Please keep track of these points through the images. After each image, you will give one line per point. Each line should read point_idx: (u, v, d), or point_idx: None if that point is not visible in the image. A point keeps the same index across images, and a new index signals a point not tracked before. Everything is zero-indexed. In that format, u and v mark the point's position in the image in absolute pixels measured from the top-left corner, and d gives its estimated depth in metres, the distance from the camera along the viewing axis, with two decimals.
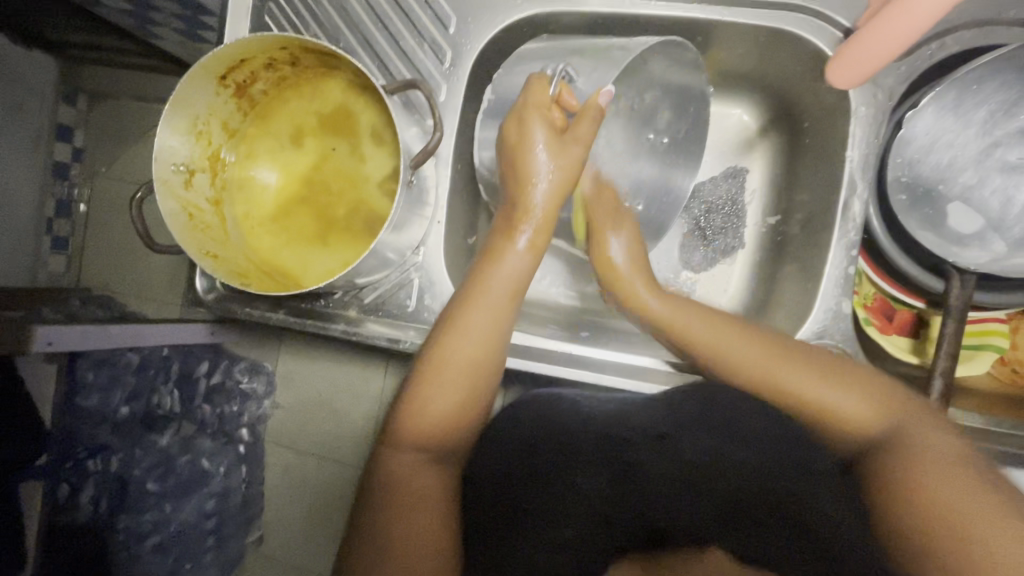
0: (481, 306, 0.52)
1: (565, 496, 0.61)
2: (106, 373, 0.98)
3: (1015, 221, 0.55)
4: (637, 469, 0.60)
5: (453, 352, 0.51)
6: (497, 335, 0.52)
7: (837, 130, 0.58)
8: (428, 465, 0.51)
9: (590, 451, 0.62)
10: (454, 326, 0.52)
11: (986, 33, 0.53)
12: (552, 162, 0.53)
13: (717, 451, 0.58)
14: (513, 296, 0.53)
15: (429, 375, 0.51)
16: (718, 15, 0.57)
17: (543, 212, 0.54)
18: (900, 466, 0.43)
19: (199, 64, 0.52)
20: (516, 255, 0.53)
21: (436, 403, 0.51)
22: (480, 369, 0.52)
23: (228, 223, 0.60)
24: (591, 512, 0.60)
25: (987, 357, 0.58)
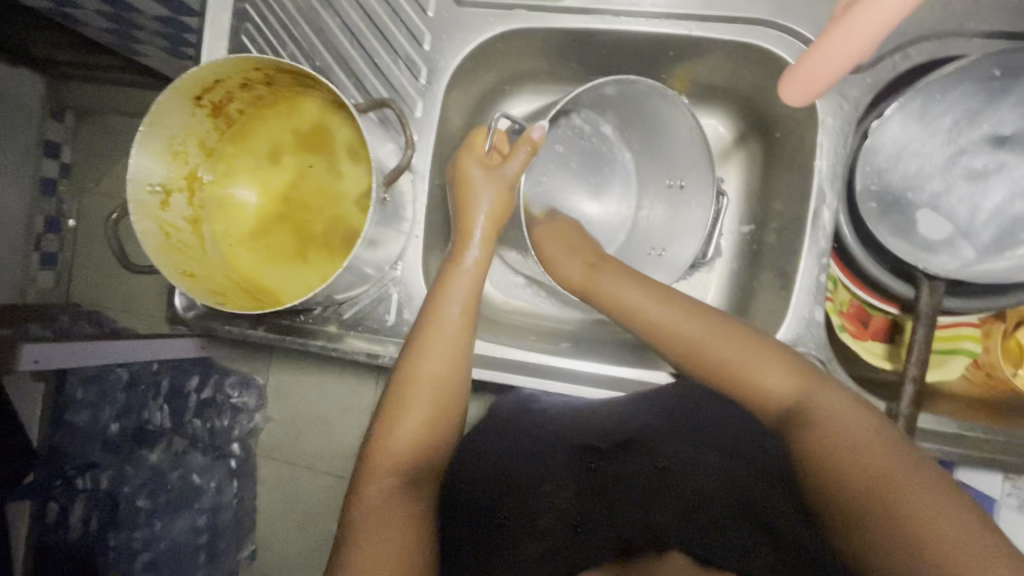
0: (438, 331, 0.52)
1: (526, 502, 0.58)
2: (97, 388, 1.03)
3: (982, 227, 0.56)
4: (606, 479, 0.58)
5: (415, 375, 0.51)
6: (458, 357, 0.52)
7: (807, 140, 0.59)
8: (403, 488, 0.51)
9: (557, 471, 0.60)
10: (412, 352, 0.52)
11: (946, 45, 0.54)
12: (490, 194, 0.54)
13: (668, 451, 0.56)
14: (468, 316, 0.53)
15: (392, 404, 0.51)
16: (687, 29, 0.58)
17: (487, 235, 0.55)
18: (836, 430, 0.43)
19: (173, 85, 0.52)
20: (465, 275, 0.53)
21: (401, 433, 0.50)
22: (445, 400, 0.52)
23: (206, 241, 0.60)
24: (564, 521, 0.55)
25: (960, 361, 0.59)
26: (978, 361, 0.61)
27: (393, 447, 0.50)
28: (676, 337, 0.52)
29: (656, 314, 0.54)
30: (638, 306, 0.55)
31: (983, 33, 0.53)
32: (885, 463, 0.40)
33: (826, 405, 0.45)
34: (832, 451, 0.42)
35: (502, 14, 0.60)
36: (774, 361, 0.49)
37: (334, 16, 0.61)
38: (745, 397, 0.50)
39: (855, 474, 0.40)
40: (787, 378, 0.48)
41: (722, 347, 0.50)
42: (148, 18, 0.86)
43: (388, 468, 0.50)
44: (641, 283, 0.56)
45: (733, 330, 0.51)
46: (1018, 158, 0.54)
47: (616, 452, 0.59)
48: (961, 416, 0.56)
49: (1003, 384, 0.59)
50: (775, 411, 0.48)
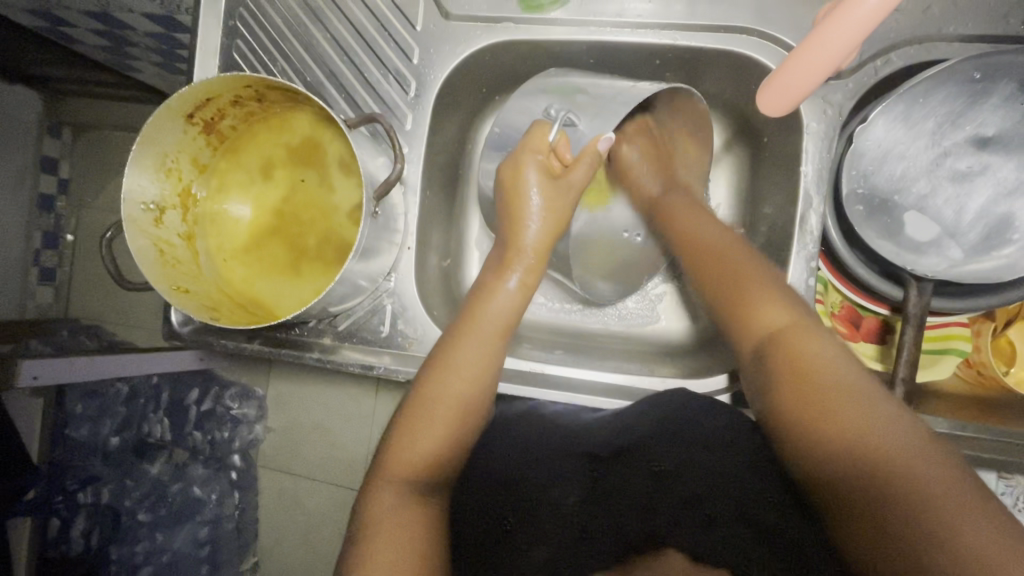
0: (476, 340, 0.54)
1: (537, 501, 0.57)
2: (98, 403, 1.01)
3: (969, 228, 0.56)
4: (609, 483, 0.58)
5: (440, 390, 0.52)
6: (485, 372, 0.54)
7: (793, 145, 0.60)
8: (400, 491, 0.50)
9: (565, 473, 0.59)
10: (441, 364, 0.53)
11: (926, 49, 0.55)
12: (545, 206, 0.57)
13: (670, 456, 0.55)
14: (502, 333, 0.55)
15: (414, 411, 0.52)
16: (672, 38, 0.59)
17: (535, 254, 0.57)
18: (824, 406, 0.40)
19: (164, 105, 0.53)
20: (506, 295, 0.56)
21: (419, 440, 0.51)
22: (470, 409, 0.53)
23: (200, 257, 0.61)
24: (565, 528, 0.56)
25: (951, 360, 0.59)
26: (969, 361, 0.61)
27: (410, 448, 0.51)
28: (692, 246, 0.57)
29: (706, 233, 0.57)
30: (692, 232, 0.57)
31: (962, 37, 0.54)
32: (876, 416, 0.38)
33: (803, 345, 0.44)
34: (819, 388, 0.41)
35: (489, 26, 0.61)
36: (768, 296, 0.48)
37: (323, 32, 0.62)
38: (733, 322, 0.50)
39: (846, 420, 0.38)
40: (786, 312, 0.47)
41: (729, 270, 0.52)
42: (142, 35, 0.87)
43: (399, 470, 0.51)
44: (715, 220, 0.58)
45: (736, 258, 0.52)
46: (1003, 159, 0.54)
47: (618, 459, 0.58)
48: (952, 417, 0.57)
49: (994, 383, 0.60)
50: (762, 335, 0.47)
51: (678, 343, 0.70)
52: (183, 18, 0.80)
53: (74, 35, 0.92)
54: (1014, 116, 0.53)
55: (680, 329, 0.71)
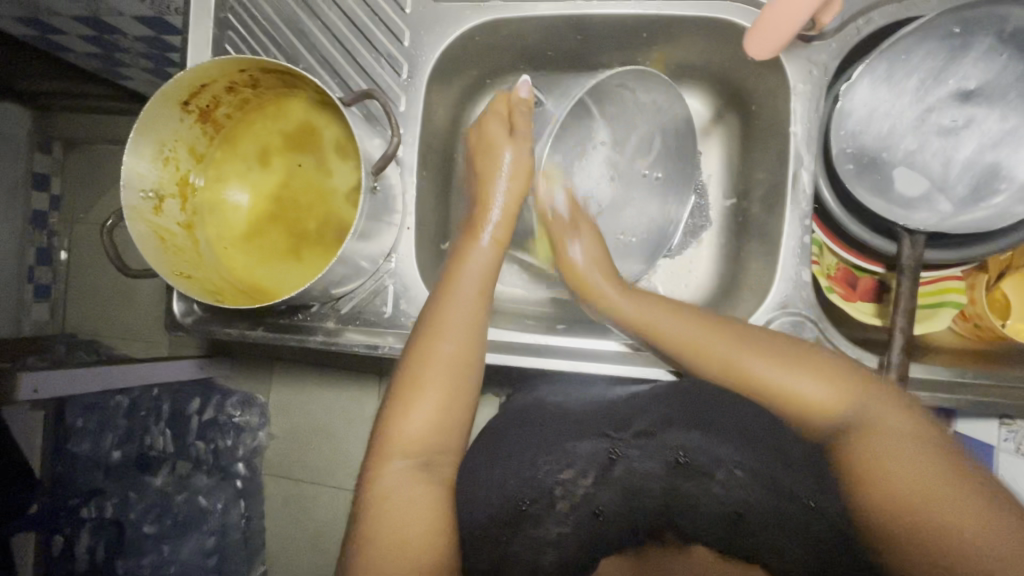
0: (455, 303, 0.54)
1: (550, 492, 0.57)
2: (98, 417, 1.02)
3: (957, 180, 0.57)
4: (630, 472, 0.57)
5: (433, 351, 0.52)
6: (472, 347, 0.53)
7: (781, 110, 0.61)
8: (413, 472, 0.49)
9: (579, 459, 0.57)
10: (431, 329, 0.53)
11: (906, 7, 0.56)
12: (508, 160, 0.59)
13: (700, 449, 0.54)
14: (484, 290, 0.56)
15: (409, 380, 0.52)
16: (658, 9, 0.60)
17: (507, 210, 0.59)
18: (899, 477, 0.43)
19: (161, 91, 0.53)
20: (483, 253, 0.57)
21: (419, 409, 0.51)
22: (461, 369, 0.53)
23: (201, 245, 0.61)
24: (586, 508, 0.56)
25: (948, 313, 0.60)
26: (964, 313, 0.62)
27: (413, 421, 0.50)
28: (659, 339, 0.55)
29: (667, 323, 0.55)
30: (648, 317, 0.56)
31: None
32: (942, 504, 0.41)
33: (879, 427, 0.46)
34: (893, 476, 0.43)
35: (477, 7, 0.62)
36: (809, 372, 0.49)
37: (315, 19, 0.63)
38: (773, 404, 0.51)
39: (923, 504, 0.42)
40: (821, 391, 0.48)
41: (733, 346, 0.52)
42: (132, 40, 0.87)
43: (400, 446, 0.50)
44: (666, 302, 0.57)
45: (755, 344, 0.52)
46: (986, 111, 0.55)
47: (637, 441, 0.57)
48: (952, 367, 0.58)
49: (988, 334, 0.61)
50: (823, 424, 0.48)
51: None
52: (172, 18, 0.80)
53: (65, 43, 0.92)
54: (994, 68, 0.54)
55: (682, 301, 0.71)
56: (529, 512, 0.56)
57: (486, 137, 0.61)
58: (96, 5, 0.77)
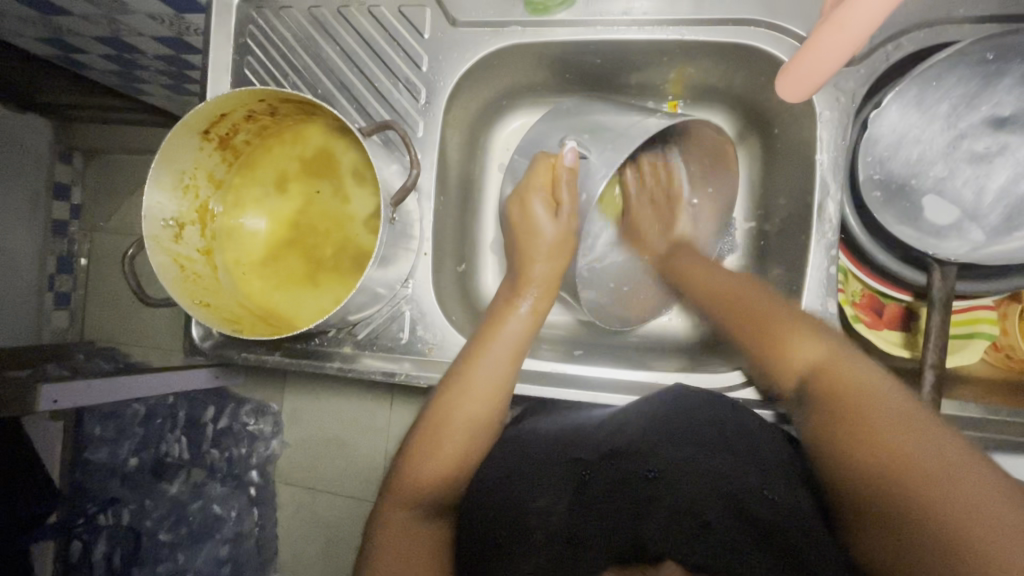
0: (483, 365, 0.54)
1: (522, 521, 0.52)
2: (115, 424, 0.99)
3: (990, 209, 0.55)
4: (599, 492, 0.55)
5: (456, 407, 0.53)
6: (496, 398, 0.54)
7: (806, 135, 0.60)
8: (421, 518, 0.52)
9: (551, 487, 0.55)
10: (457, 383, 0.54)
11: (938, 32, 0.54)
12: (554, 227, 0.57)
13: (666, 459, 0.53)
14: (513, 360, 0.55)
15: (429, 433, 0.53)
16: (680, 34, 0.59)
17: (545, 280, 0.57)
18: (881, 435, 0.40)
19: (181, 122, 0.54)
20: (517, 322, 0.56)
21: (431, 459, 0.52)
22: (480, 427, 0.54)
23: (219, 271, 0.61)
24: (561, 535, 0.53)
25: (979, 344, 0.58)
26: (996, 344, 0.60)
27: (424, 467, 0.52)
28: (707, 290, 0.61)
29: (714, 279, 0.61)
30: (701, 282, 0.62)
31: (972, 17, 0.54)
32: (912, 442, 0.39)
33: (846, 376, 0.46)
34: (864, 424, 0.41)
35: (497, 31, 0.61)
36: (800, 334, 0.51)
37: (334, 46, 0.63)
38: (768, 359, 0.53)
39: (857, 432, 0.41)
40: (823, 348, 0.49)
41: (772, 300, 0.56)
42: (152, 59, 0.88)
43: (413, 491, 0.52)
44: (720, 270, 0.62)
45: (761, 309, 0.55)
46: (1020, 139, 0.54)
47: (608, 458, 0.55)
48: (982, 403, 0.56)
49: (1022, 366, 0.59)
50: (793, 377, 0.50)
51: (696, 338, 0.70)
52: (192, 38, 0.79)
53: (87, 61, 0.93)
54: None
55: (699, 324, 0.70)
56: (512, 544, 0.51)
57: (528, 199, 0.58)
58: (118, 25, 0.77)
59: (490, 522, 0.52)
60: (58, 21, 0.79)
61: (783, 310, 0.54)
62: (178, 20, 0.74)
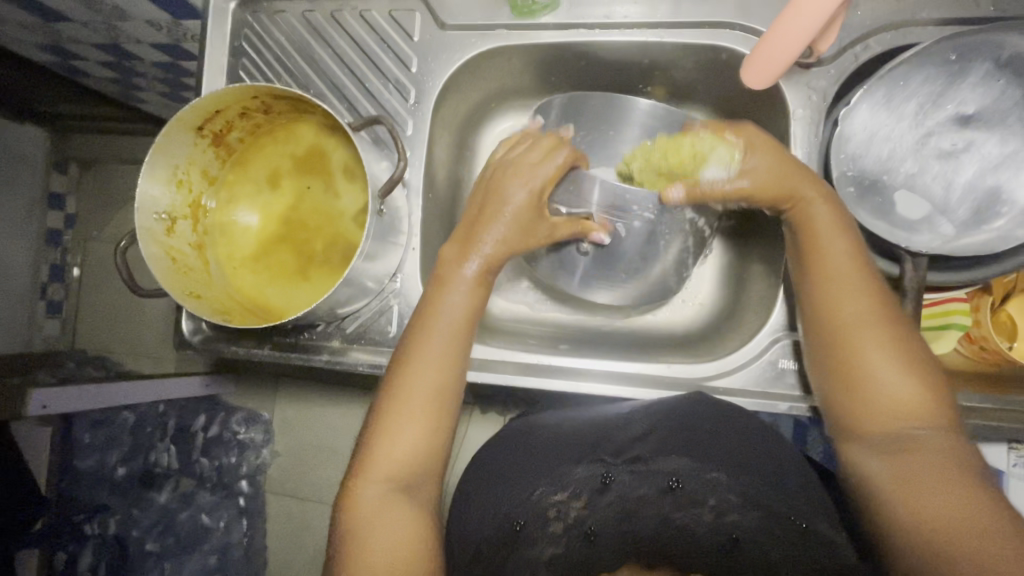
0: (439, 339, 0.52)
1: (543, 511, 0.60)
2: (104, 432, 1.02)
3: (958, 203, 0.57)
4: (620, 492, 0.61)
5: (412, 381, 0.52)
6: (453, 365, 0.53)
7: (782, 133, 0.62)
8: (393, 497, 0.49)
9: (573, 482, 0.59)
10: (410, 361, 0.52)
11: (903, 35, 0.57)
12: (522, 187, 0.55)
13: (693, 475, 0.58)
14: (467, 325, 0.54)
15: (387, 412, 0.52)
16: (659, 37, 0.61)
17: (506, 231, 0.54)
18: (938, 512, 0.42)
19: (175, 117, 0.55)
20: (461, 290, 0.54)
21: (396, 440, 0.51)
22: (440, 400, 0.52)
23: (211, 265, 0.62)
24: (578, 529, 0.64)
25: (953, 335, 0.60)
26: (971, 336, 0.61)
27: (395, 449, 0.51)
28: (811, 250, 0.52)
29: (830, 239, 0.51)
30: (811, 230, 0.52)
31: (935, 20, 0.57)
32: (958, 498, 0.42)
33: (930, 441, 0.44)
34: (931, 486, 0.43)
35: (483, 34, 0.64)
36: (900, 362, 0.46)
37: (326, 47, 0.65)
38: (850, 390, 0.48)
39: (922, 501, 0.42)
40: (916, 392, 0.46)
41: (871, 312, 0.48)
42: (149, 66, 0.90)
43: (381, 469, 0.50)
44: (850, 231, 0.51)
45: (891, 329, 0.48)
46: (985, 135, 0.56)
47: (632, 468, 0.59)
48: (958, 392, 0.57)
49: (995, 358, 0.60)
50: (879, 421, 0.46)
51: (682, 335, 0.71)
52: (189, 45, 0.81)
53: (85, 69, 0.96)
54: (991, 93, 0.55)
55: (684, 321, 0.72)
56: (524, 532, 0.59)
57: (524, 159, 0.57)
58: (117, 32, 0.79)
59: (497, 509, 0.55)
60: (58, 28, 0.81)
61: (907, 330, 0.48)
62: (176, 26, 0.76)
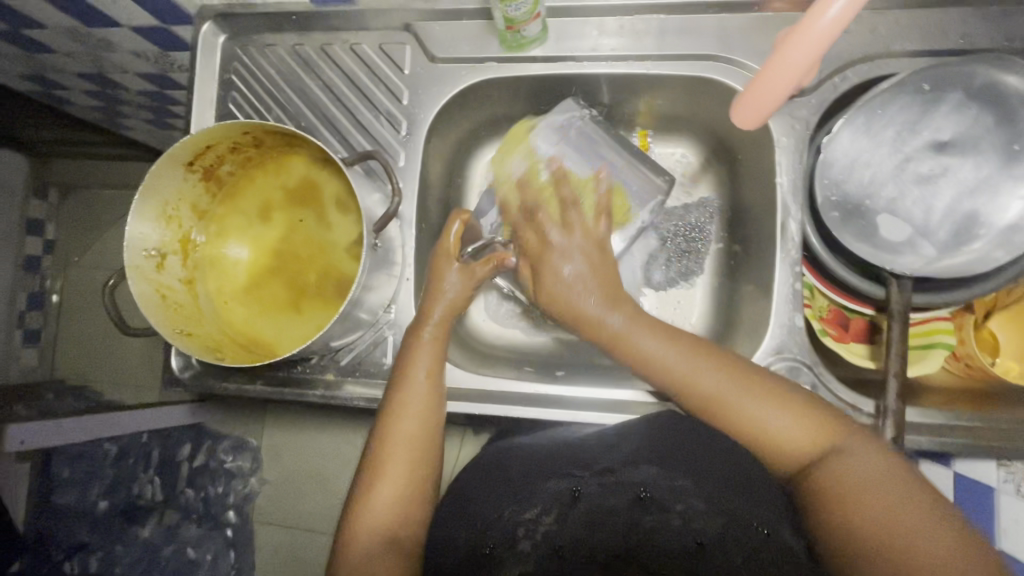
0: (410, 398, 0.56)
1: (512, 530, 0.52)
2: (83, 466, 0.96)
3: (939, 226, 0.58)
4: (592, 507, 0.53)
5: (392, 432, 0.55)
6: (429, 416, 0.56)
7: (767, 160, 0.64)
8: (381, 552, 0.50)
9: (543, 499, 0.54)
10: (389, 416, 0.55)
11: (880, 65, 0.59)
12: (458, 281, 0.59)
13: (659, 482, 0.51)
14: (434, 380, 0.57)
15: (373, 467, 0.54)
16: (646, 69, 0.63)
17: (459, 300, 0.59)
18: (851, 494, 0.43)
19: (165, 153, 0.55)
20: (425, 349, 0.58)
21: (382, 493, 0.53)
22: (417, 448, 0.54)
23: (201, 300, 0.62)
24: (545, 548, 0.50)
25: (935, 355, 0.61)
26: (956, 353, 0.62)
27: (376, 504, 0.53)
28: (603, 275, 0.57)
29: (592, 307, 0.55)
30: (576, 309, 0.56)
31: (909, 52, 0.59)
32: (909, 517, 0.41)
33: (816, 463, 0.47)
34: (830, 475, 0.45)
35: (474, 66, 0.65)
36: (760, 398, 0.50)
37: (317, 81, 0.66)
38: (736, 439, 0.51)
39: (841, 496, 0.44)
40: (786, 424, 0.49)
41: (678, 350, 0.53)
42: (135, 96, 0.90)
43: (369, 527, 0.52)
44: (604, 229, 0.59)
45: (718, 361, 0.53)
46: (961, 160, 0.58)
47: (601, 478, 0.54)
48: (948, 411, 0.59)
49: (982, 373, 0.60)
50: (766, 456, 0.49)
51: None
52: (176, 75, 0.81)
53: (69, 98, 0.95)
54: (965, 121, 0.57)
55: None
56: (495, 557, 0.50)
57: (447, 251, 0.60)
58: (103, 63, 0.79)
59: (470, 538, 0.52)
60: (42, 59, 0.81)
61: (733, 369, 0.52)
62: (164, 57, 0.76)
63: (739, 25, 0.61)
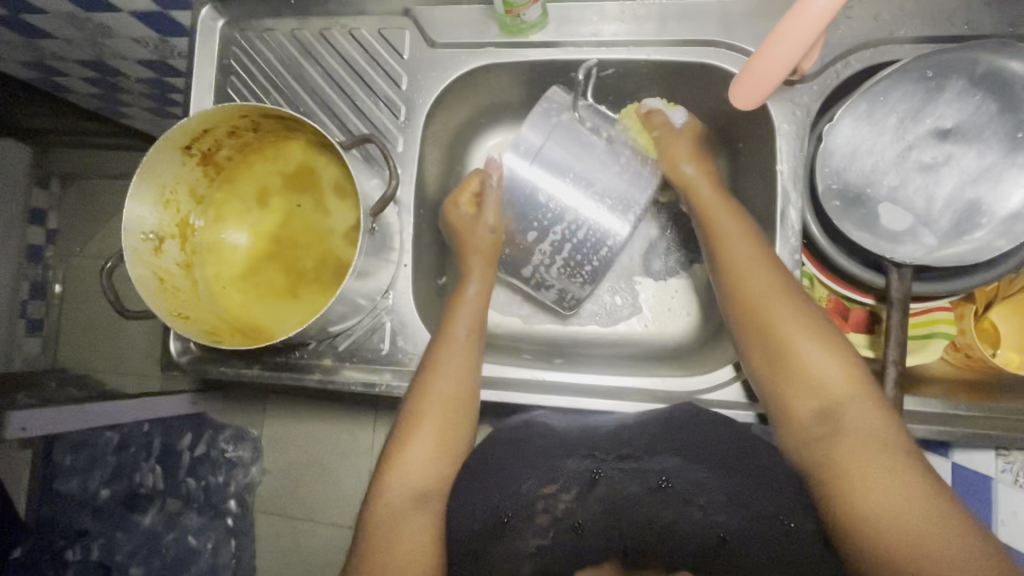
0: (450, 354, 0.58)
1: (530, 504, 0.56)
2: (86, 453, 0.97)
3: (940, 215, 0.58)
4: (608, 491, 0.57)
5: (431, 386, 0.56)
6: (468, 375, 0.58)
7: (768, 148, 0.63)
8: (415, 503, 0.53)
9: (562, 475, 0.56)
10: (429, 371, 0.57)
11: (881, 52, 0.59)
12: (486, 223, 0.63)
13: (679, 473, 0.55)
14: (475, 334, 0.60)
15: (409, 419, 0.56)
16: (646, 55, 0.62)
17: (485, 251, 0.63)
18: (874, 501, 0.45)
19: (163, 136, 0.55)
20: (469, 302, 0.61)
21: (418, 445, 0.55)
22: (454, 405, 0.56)
23: (199, 285, 0.62)
24: (563, 523, 0.56)
25: (937, 344, 0.60)
26: (956, 343, 0.62)
27: (411, 456, 0.55)
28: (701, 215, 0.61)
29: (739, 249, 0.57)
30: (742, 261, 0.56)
31: (911, 39, 0.58)
32: (915, 515, 0.44)
33: (855, 440, 0.47)
34: (864, 468, 0.46)
35: (473, 52, 0.64)
36: (817, 342, 0.51)
37: (315, 65, 0.65)
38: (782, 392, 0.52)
39: (870, 493, 0.46)
40: (835, 371, 0.50)
41: (771, 287, 0.54)
42: (134, 83, 0.90)
43: (406, 472, 0.54)
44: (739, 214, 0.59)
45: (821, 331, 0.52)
46: (963, 148, 0.57)
47: (622, 465, 0.56)
48: (947, 402, 0.58)
49: (980, 365, 0.60)
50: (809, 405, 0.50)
51: (675, 346, 0.71)
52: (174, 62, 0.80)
53: (69, 85, 0.95)
54: (968, 108, 0.56)
55: (675, 332, 0.72)
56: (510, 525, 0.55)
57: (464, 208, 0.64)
58: (101, 50, 0.78)
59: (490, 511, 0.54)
60: (42, 45, 0.81)
61: (804, 322, 0.52)
62: (163, 44, 0.75)
63: (740, 10, 0.60)
